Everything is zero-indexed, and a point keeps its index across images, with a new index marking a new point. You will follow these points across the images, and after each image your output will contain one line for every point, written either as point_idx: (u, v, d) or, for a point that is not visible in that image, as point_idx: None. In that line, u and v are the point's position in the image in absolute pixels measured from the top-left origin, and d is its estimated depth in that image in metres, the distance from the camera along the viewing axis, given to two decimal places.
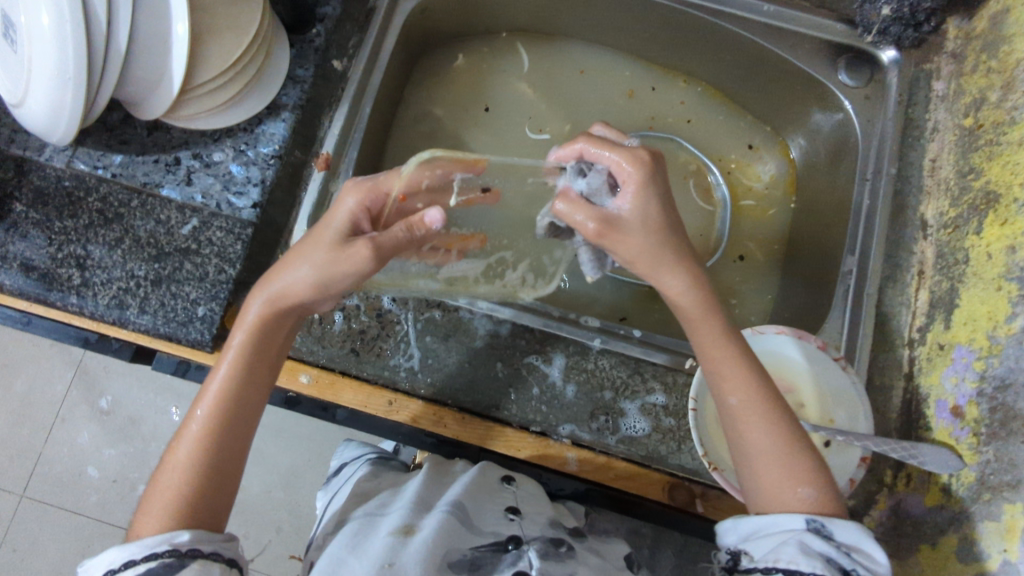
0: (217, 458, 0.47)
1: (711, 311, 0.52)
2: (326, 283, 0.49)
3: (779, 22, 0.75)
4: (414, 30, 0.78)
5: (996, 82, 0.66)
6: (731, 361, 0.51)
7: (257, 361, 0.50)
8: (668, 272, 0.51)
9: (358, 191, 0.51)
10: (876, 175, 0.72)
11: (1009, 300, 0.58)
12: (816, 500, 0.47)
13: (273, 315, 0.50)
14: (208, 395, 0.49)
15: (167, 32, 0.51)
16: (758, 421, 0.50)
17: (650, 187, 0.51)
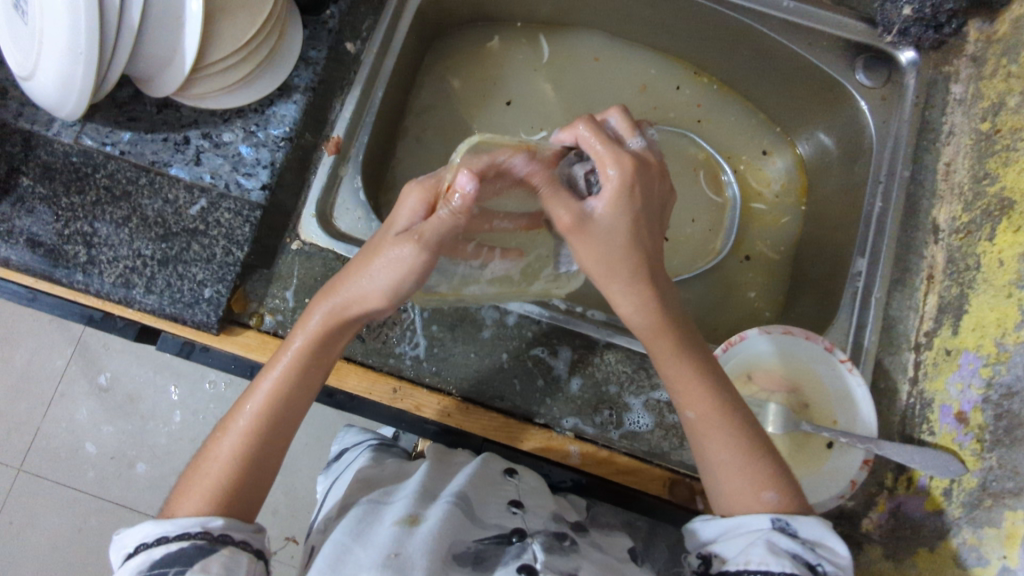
0: (261, 455, 0.47)
1: (668, 332, 0.51)
2: (392, 295, 0.47)
3: (797, 18, 0.74)
4: (429, 15, 0.77)
5: (1016, 87, 0.65)
6: (688, 382, 0.51)
7: (314, 364, 0.49)
8: (619, 288, 0.51)
9: (421, 190, 0.46)
10: (888, 178, 0.71)
11: (1019, 308, 0.58)
12: (779, 503, 0.47)
13: (336, 321, 0.49)
14: (258, 395, 0.48)
15: (179, 9, 0.51)
16: (717, 432, 0.50)
17: (616, 200, 0.49)
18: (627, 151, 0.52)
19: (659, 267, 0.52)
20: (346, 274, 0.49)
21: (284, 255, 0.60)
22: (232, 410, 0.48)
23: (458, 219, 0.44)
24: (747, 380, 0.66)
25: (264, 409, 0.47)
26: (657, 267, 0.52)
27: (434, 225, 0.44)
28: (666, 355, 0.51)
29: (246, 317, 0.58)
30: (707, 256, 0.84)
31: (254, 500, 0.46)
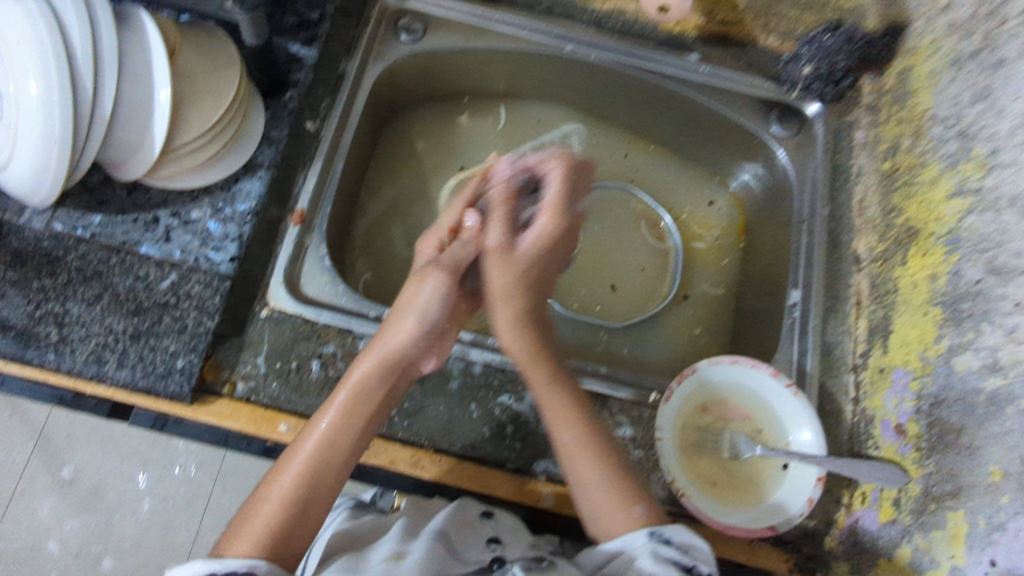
0: (306, 500, 0.53)
1: (539, 357, 0.62)
2: (421, 325, 0.59)
3: (716, 81, 0.83)
4: (382, 94, 0.83)
5: (908, 129, 0.74)
6: (558, 402, 0.59)
7: (360, 414, 0.56)
8: (501, 303, 0.63)
9: (431, 240, 0.67)
10: (811, 219, 0.79)
11: (935, 323, 0.65)
12: (647, 515, 0.55)
13: (378, 372, 0.57)
14: (306, 447, 0.54)
15: (149, 100, 0.56)
16: (585, 456, 0.57)
17: (553, 236, 0.65)
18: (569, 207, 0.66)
19: (535, 303, 0.65)
20: (382, 332, 0.59)
21: (255, 324, 0.62)
22: (285, 457, 0.55)
23: (468, 244, 0.65)
24: (702, 411, 0.71)
25: (315, 454, 0.54)
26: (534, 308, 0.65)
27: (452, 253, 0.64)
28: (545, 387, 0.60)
29: (218, 385, 0.59)
30: (656, 300, 0.89)
31: (297, 552, 0.51)
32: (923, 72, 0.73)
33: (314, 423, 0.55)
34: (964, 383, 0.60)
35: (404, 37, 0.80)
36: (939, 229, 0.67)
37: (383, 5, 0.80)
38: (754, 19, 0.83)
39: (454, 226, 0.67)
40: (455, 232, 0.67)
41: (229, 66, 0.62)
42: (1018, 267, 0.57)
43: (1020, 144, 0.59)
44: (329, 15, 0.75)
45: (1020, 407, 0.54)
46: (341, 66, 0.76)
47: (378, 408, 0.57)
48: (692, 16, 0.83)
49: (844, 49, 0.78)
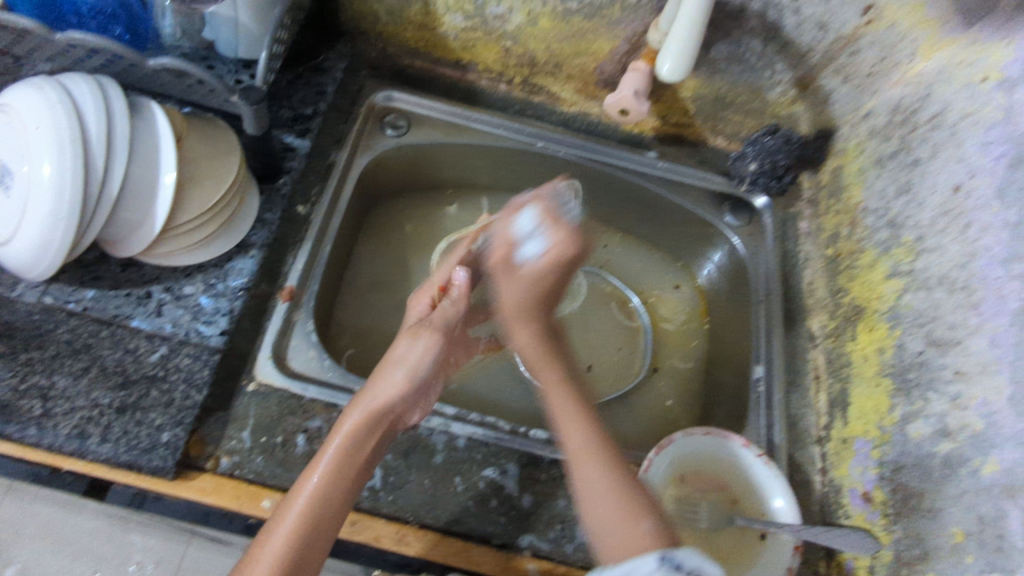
0: (305, 548, 0.53)
1: (552, 367, 0.63)
2: (410, 380, 0.62)
3: (673, 176, 0.92)
4: (368, 183, 0.88)
5: (844, 220, 0.82)
6: (571, 414, 0.60)
7: (350, 462, 0.57)
8: (520, 328, 0.64)
9: (423, 295, 0.72)
10: (767, 298, 0.86)
11: (888, 394, 0.67)
12: (653, 533, 0.52)
13: (366, 422, 0.59)
14: (300, 495, 0.55)
15: (155, 181, 0.58)
16: (588, 465, 0.57)
17: (556, 264, 0.59)
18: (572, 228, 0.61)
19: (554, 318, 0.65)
20: (368, 388, 0.62)
21: (241, 398, 0.63)
22: (276, 512, 0.55)
23: (457, 301, 0.70)
24: (679, 482, 0.70)
25: (304, 506, 0.54)
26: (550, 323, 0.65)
27: (442, 316, 0.69)
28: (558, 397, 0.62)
29: (202, 460, 0.60)
30: (630, 377, 0.93)
31: None
32: (852, 169, 0.81)
33: (312, 468, 0.56)
34: (918, 448, 0.61)
35: (389, 132, 0.87)
36: (881, 307, 0.72)
37: (371, 103, 0.87)
38: (704, 123, 0.92)
39: (443, 285, 0.72)
40: (444, 291, 0.72)
41: (231, 152, 0.65)
42: (954, 338, 0.61)
43: (941, 231, 0.66)
44: (322, 110, 0.82)
45: (972, 468, 0.55)
46: (331, 156, 0.81)
47: (366, 459, 0.59)
48: (649, 119, 0.93)
49: (783, 149, 0.87)
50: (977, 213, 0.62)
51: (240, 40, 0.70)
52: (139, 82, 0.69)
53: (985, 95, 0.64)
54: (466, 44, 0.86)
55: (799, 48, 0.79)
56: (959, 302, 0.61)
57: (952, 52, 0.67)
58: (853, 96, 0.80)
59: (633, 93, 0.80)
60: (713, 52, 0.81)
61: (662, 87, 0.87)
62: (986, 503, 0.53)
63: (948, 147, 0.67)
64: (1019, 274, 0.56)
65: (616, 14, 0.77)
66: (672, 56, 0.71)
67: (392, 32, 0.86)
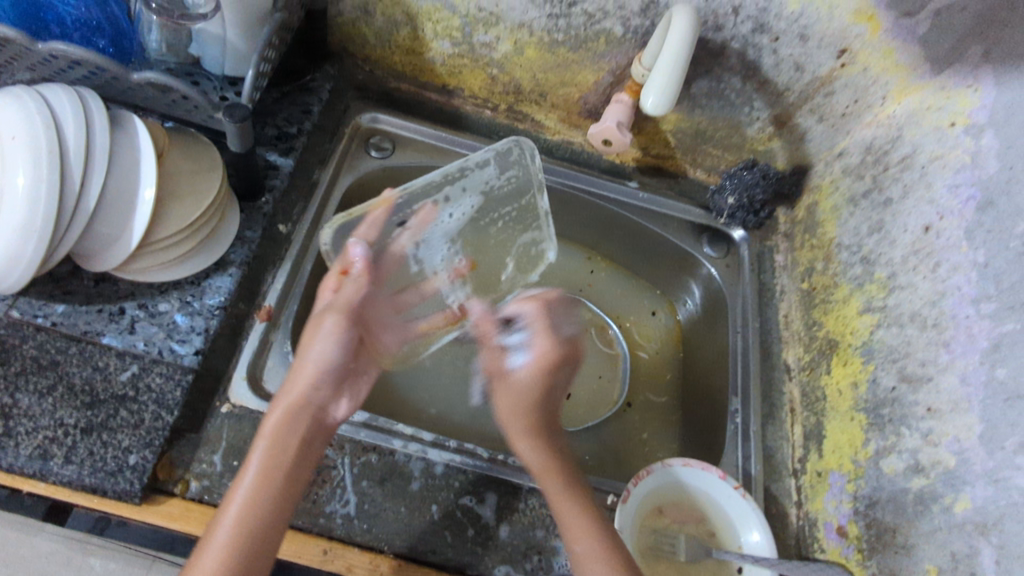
0: (245, 556, 0.52)
1: (558, 475, 0.62)
2: (317, 368, 0.60)
3: (653, 207, 0.94)
4: (350, 204, 0.87)
5: (819, 254, 0.83)
6: (576, 517, 0.60)
7: (277, 468, 0.55)
8: (521, 442, 0.64)
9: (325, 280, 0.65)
10: (744, 329, 0.87)
11: (861, 428, 0.68)
12: None
13: (286, 421, 0.57)
14: (233, 504, 0.53)
15: (133, 195, 0.57)
16: (596, 565, 0.56)
17: (551, 372, 0.65)
18: (562, 342, 0.65)
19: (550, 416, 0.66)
20: (284, 388, 0.60)
21: (214, 420, 0.63)
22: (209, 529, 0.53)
23: (359, 280, 0.64)
24: (658, 514, 0.69)
25: (236, 518, 0.53)
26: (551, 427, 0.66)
27: (348, 294, 0.63)
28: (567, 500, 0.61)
29: (171, 484, 0.59)
30: (607, 406, 0.92)
31: None
32: (826, 206, 0.83)
33: (241, 474, 0.55)
34: (892, 484, 0.62)
35: (373, 153, 0.87)
36: (855, 341, 0.73)
37: (356, 124, 0.87)
38: (683, 155, 0.94)
39: (345, 268, 0.65)
40: (345, 272, 0.65)
41: (213, 169, 0.64)
42: (926, 374, 0.62)
43: (913, 269, 0.67)
44: (306, 129, 0.81)
45: (945, 504, 0.56)
46: (314, 175, 0.81)
47: (296, 457, 0.57)
48: (631, 150, 0.94)
49: (760, 183, 0.90)
50: (948, 253, 0.64)
51: (228, 58, 0.70)
52: (122, 95, 0.68)
53: (954, 139, 0.66)
54: (453, 70, 0.86)
55: (777, 86, 0.80)
56: (931, 339, 0.63)
57: (922, 96, 0.70)
58: (827, 135, 0.82)
59: (616, 123, 0.81)
60: (695, 87, 0.83)
61: (644, 120, 0.89)
62: (960, 540, 0.54)
63: (919, 188, 0.69)
64: (989, 314, 0.57)
65: (601, 47, 0.79)
66: (656, 90, 0.73)
67: (379, 56, 0.87)
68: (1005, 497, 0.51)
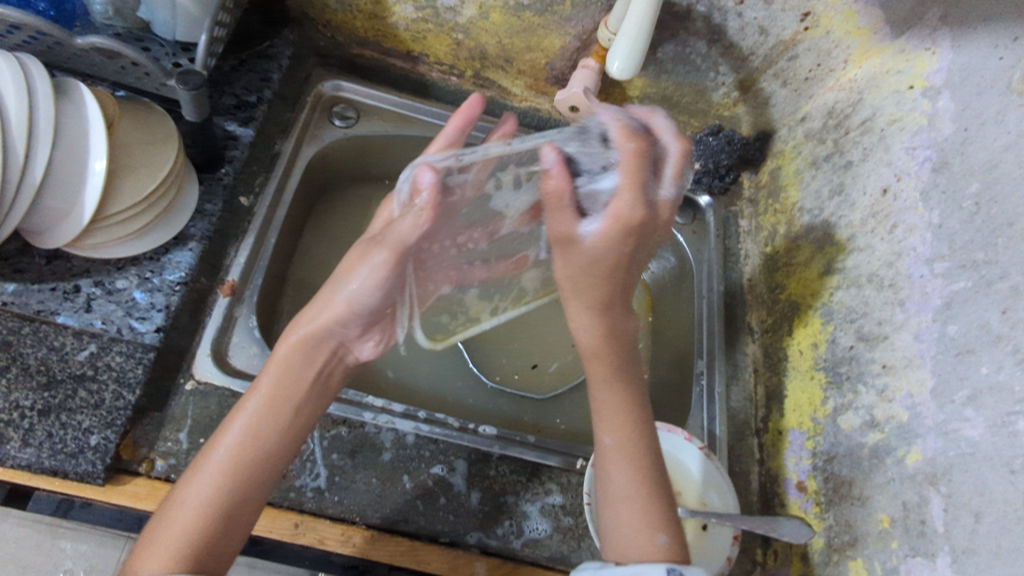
0: (236, 490, 0.51)
1: (609, 354, 0.59)
2: (350, 305, 0.56)
3: None
4: (315, 175, 0.86)
5: (782, 219, 0.85)
6: (611, 406, 0.58)
7: (283, 394, 0.55)
8: (588, 314, 0.59)
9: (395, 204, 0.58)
10: (709, 293, 0.88)
11: (821, 387, 0.70)
12: (671, 546, 0.53)
13: (304, 349, 0.56)
14: (232, 431, 0.53)
15: (83, 168, 0.55)
16: (619, 464, 0.56)
17: (620, 246, 0.55)
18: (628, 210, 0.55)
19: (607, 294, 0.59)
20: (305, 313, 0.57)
21: (178, 397, 0.62)
22: (207, 448, 0.53)
23: (422, 210, 0.54)
24: None
25: (238, 444, 0.52)
26: (614, 296, 0.59)
27: (396, 232, 0.56)
28: (594, 387, 0.59)
29: (135, 464, 0.58)
30: None
31: (220, 559, 0.50)
32: (789, 171, 0.84)
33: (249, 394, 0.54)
34: (849, 439, 0.65)
35: (337, 122, 0.85)
36: (815, 303, 0.74)
37: (317, 92, 0.85)
38: None
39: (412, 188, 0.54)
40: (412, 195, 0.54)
41: (167, 140, 0.62)
42: (882, 333, 0.64)
43: (871, 231, 0.69)
44: (266, 98, 0.79)
45: (897, 457, 0.58)
46: (276, 146, 0.79)
47: (307, 388, 0.56)
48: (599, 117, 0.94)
49: (725, 149, 0.91)
50: (904, 215, 0.65)
51: (178, 22, 0.66)
52: (66, 61, 0.65)
53: (912, 102, 0.67)
54: (417, 35, 0.84)
55: (742, 50, 0.80)
56: (887, 299, 0.64)
57: (882, 59, 0.71)
58: (791, 100, 0.83)
59: (584, 89, 0.80)
60: (660, 52, 0.82)
61: (612, 86, 0.88)
62: (911, 490, 0.56)
63: (878, 152, 0.70)
64: (942, 273, 0.59)
65: (567, 11, 0.77)
66: (621, 55, 0.72)
67: (340, 21, 0.84)
68: (954, 448, 0.54)
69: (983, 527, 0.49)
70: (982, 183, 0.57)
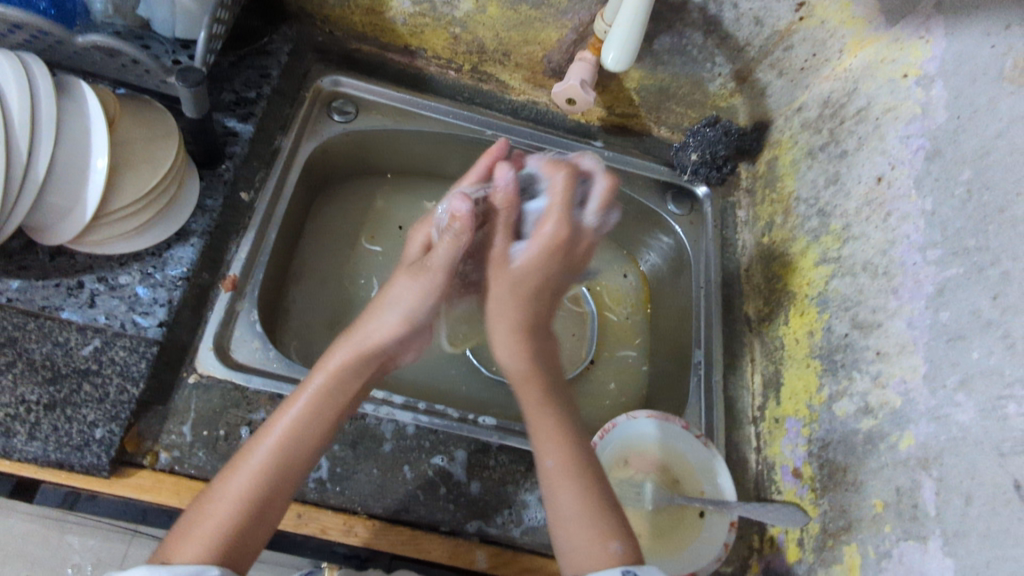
0: (269, 492, 0.52)
1: (536, 380, 0.62)
2: (403, 324, 0.61)
3: (618, 165, 0.94)
4: (314, 170, 0.86)
5: (778, 209, 0.85)
6: (548, 429, 0.59)
7: (328, 403, 0.56)
8: (515, 342, 0.63)
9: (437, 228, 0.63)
10: (707, 284, 0.88)
11: (816, 374, 0.71)
12: (624, 553, 0.53)
13: (354, 361, 0.58)
14: (274, 432, 0.54)
15: (84, 165, 0.56)
16: (568, 483, 0.56)
17: (547, 263, 0.65)
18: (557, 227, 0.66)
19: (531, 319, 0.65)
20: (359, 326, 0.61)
21: (181, 390, 0.63)
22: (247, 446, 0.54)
23: (460, 234, 0.61)
24: (624, 464, 0.71)
25: (280, 445, 0.53)
26: (533, 322, 0.65)
27: (437, 256, 0.62)
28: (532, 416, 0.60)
29: (140, 456, 0.60)
30: (576, 364, 0.93)
31: (247, 552, 0.50)
32: (786, 161, 0.85)
33: (293, 398, 0.56)
34: (843, 425, 0.65)
35: (337, 117, 0.85)
36: (811, 292, 0.75)
37: (316, 88, 0.85)
38: (647, 114, 0.94)
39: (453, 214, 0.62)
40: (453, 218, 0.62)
41: (168, 137, 0.63)
42: (876, 321, 0.64)
43: (865, 219, 0.69)
44: (266, 94, 0.79)
45: (890, 443, 0.59)
46: (276, 142, 0.80)
47: (348, 400, 0.58)
48: (596, 109, 0.94)
49: (722, 140, 0.90)
50: (898, 203, 0.66)
51: (178, 20, 0.67)
52: (67, 60, 0.66)
53: (906, 91, 0.67)
54: (414, 30, 0.85)
55: (738, 41, 0.81)
56: (881, 287, 0.65)
57: (877, 48, 0.71)
58: (787, 90, 0.83)
59: (580, 82, 0.81)
60: (657, 43, 0.82)
61: (609, 78, 0.88)
62: (903, 475, 0.57)
63: (872, 141, 0.71)
64: (934, 260, 0.60)
65: (563, 4, 0.78)
66: (616, 46, 0.73)
67: (339, 16, 0.85)
68: (945, 433, 0.54)
69: (973, 510, 0.50)
70: (973, 170, 0.58)
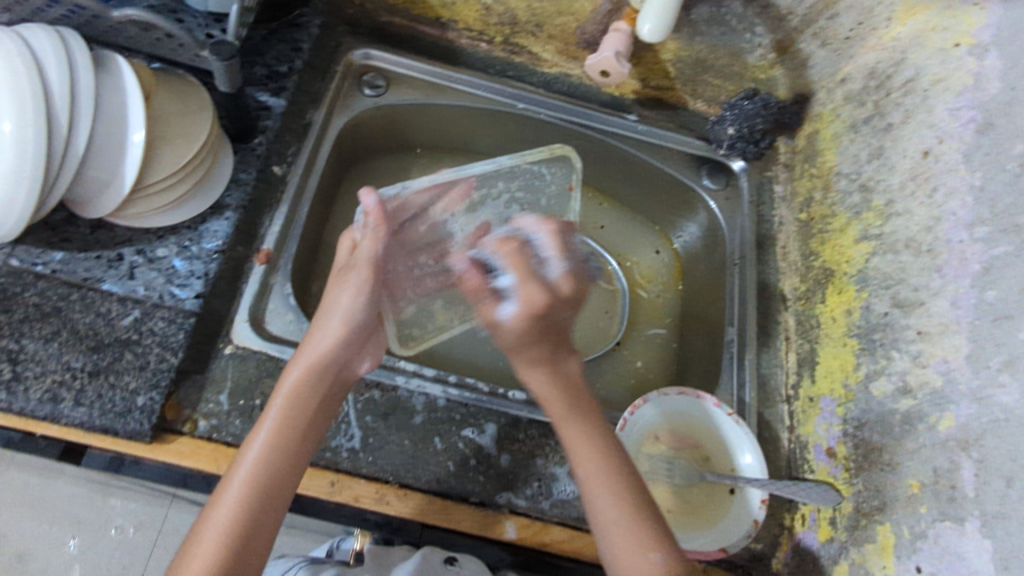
0: (255, 512, 0.51)
1: (565, 393, 0.59)
2: (347, 324, 0.59)
3: (654, 139, 0.92)
4: (345, 144, 0.86)
5: (818, 183, 0.82)
6: (582, 441, 0.58)
7: (302, 419, 0.56)
8: (537, 371, 0.59)
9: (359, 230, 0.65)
10: (741, 261, 0.86)
11: (854, 353, 0.69)
12: (666, 564, 0.52)
13: (310, 375, 0.57)
14: (249, 457, 0.53)
15: (122, 138, 0.57)
16: (601, 492, 0.55)
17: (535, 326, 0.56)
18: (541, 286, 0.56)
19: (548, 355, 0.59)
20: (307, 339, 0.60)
21: (218, 360, 0.65)
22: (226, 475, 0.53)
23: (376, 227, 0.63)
24: (653, 440, 0.71)
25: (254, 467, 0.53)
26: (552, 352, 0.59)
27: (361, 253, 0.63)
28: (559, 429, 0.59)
29: (179, 423, 0.61)
30: (606, 340, 0.93)
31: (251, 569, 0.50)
32: (827, 134, 0.82)
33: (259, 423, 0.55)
34: (880, 406, 0.64)
35: (367, 91, 0.85)
36: (850, 269, 0.73)
37: (348, 61, 0.85)
38: (683, 86, 0.90)
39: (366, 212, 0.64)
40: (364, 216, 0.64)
41: (201, 111, 0.64)
42: (918, 300, 0.62)
43: (910, 195, 0.67)
44: (297, 68, 0.79)
45: (930, 423, 0.58)
46: (307, 116, 0.80)
47: (314, 414, 0.57)
48: (630, 81, 0.90)
49: (761, 114, 0.87)
50: (945, 177, 0.63)
51: None
52: (103, 35, 0.66)
53: (958, 60, 0.65)
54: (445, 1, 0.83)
55: (780, 9, 0.80)
56: (925, 265, 0.63)
57: (928, 15, 0.68)
58: (829, 60, 0.80)
59: (615, 54, 0.79)
60: (695, 12, 0.81)
61: (643, 49, 0.84)
62: (943, 456, 0.55)
63: (920, 113, 0.68)
64: (982, 238, 0.58)
65: None
66: (653, 15, 0.71)
67: None
68: (987, 414, 0.53)
69: (1014, 492, 0.49)
70: None
